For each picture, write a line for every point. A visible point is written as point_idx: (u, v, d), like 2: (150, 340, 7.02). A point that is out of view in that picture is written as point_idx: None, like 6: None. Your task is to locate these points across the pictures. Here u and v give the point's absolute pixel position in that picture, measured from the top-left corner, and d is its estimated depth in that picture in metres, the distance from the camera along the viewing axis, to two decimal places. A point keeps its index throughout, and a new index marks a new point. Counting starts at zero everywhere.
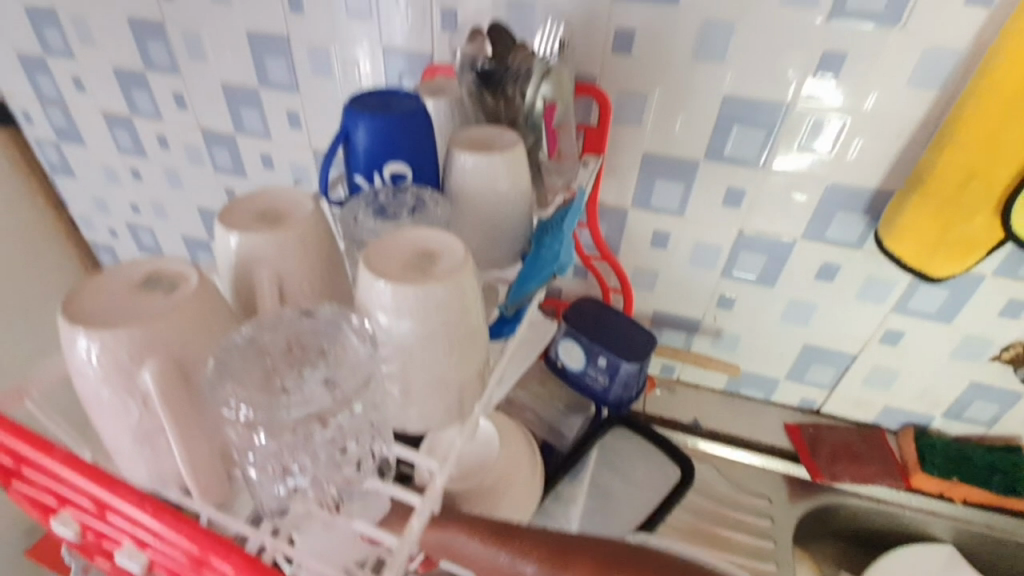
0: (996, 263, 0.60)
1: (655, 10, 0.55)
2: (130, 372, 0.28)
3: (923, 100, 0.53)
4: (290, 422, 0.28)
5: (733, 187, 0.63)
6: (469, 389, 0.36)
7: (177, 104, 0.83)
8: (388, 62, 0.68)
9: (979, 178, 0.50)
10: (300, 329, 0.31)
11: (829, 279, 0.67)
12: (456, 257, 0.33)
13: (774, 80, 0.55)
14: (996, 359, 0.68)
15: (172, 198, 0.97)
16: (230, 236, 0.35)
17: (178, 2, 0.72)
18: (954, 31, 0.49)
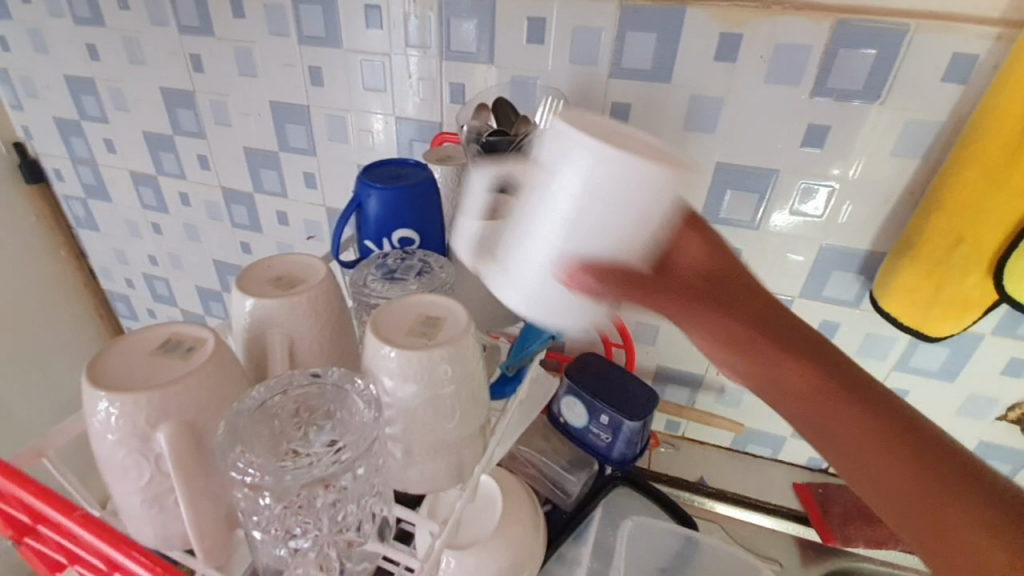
0: (993, 323, 0.61)
1: (648, 87, 0.59)
2: (145, 434, 0.29)
3: (906, 168, 0.56)
4: (293, 487, 0.28)
5: (730, 247, 0.65)
6: (470, 449, 0.37)
7: (200, 165, 0.88)
8: (400, 129, 0.73)
9: (968, 241, 0.51)
10: (308, 393, 0.32)
11: (828, 336, 0.67)
12: (459, 324, 0.35)
13: (764, 148, 0.58)
14: (1003, 419, 0.67)
15: (189, 251, 1.01)
16: (246, 300, 0.37)
17: (207, 73, 0.78)
18: (931, 107, 0.52)
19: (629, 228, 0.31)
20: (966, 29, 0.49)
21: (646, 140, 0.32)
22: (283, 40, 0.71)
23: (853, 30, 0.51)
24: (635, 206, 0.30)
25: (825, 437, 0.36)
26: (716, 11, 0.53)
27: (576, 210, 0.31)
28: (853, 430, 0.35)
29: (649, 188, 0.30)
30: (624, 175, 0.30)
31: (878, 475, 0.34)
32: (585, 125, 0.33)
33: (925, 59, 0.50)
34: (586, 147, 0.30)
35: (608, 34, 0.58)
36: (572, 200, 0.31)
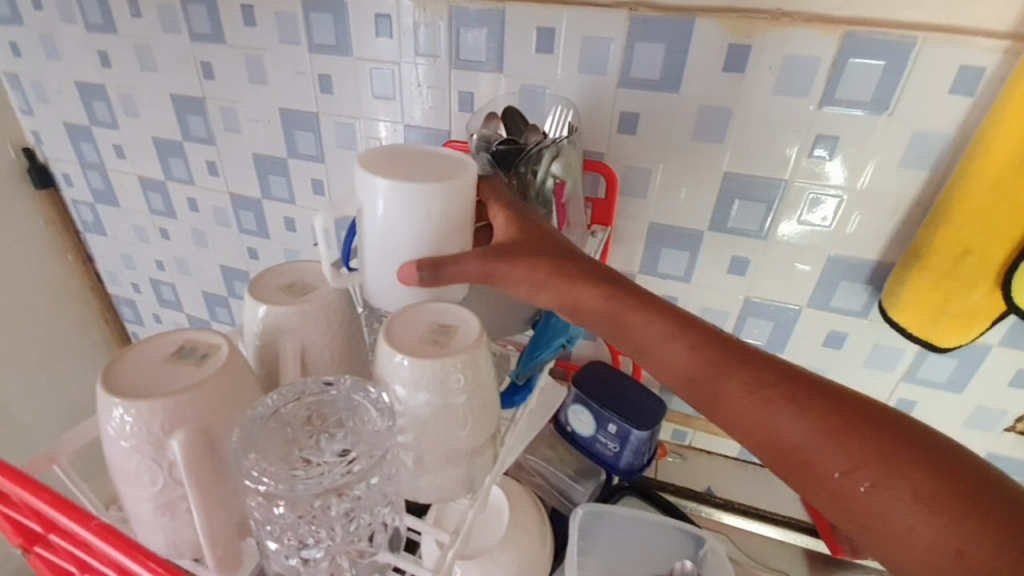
0: (1002, 334, 0.60)
1: (656, 97, 0.59)
2: (160, 441, 0.29)
3: (914, 179, 0.56)
4: (306, 496, 0.28)
5: (738, 256, 0.65)
6: (480, 458, 0.36)
7: (209, 171, 0.89)
8: (409, 136, 0.73)
9: (975, 253, 0.51)
10: (320, 401, 0.32)
11: (837, 346, 0.67)
12: (471, 333, 0.35)
13: (772, 158, 0.59)
14: (1011, 430, 0.67)
15: (196, 256, 1.02)
16: (258, 307, 0.37)
17: (218, 80, 0.79)
18: (939, 118, 0.52)
19: (437, 234, 0.40)
20: (974, 43, 0.49)
21: (442, 163, 0.42)
22: (294, 48, 0.72)
23: (860, 42, 0.51)
24: (432, 215, 0.39)
25: (785, 452, 0.38)
26: (725, 22, 0.54)
27: (393, 227, 0.39)
28: (818, 440, 0.37)
29: (442, 200, 0.39)
30: (420, 194, 0.38)
31: (874, 494, 0.35)
32: (389, 162, 0.41)
33: (933, 71, 0.51)
34: (384, 186, 0.38)
35: (617, 45, 0.58)
36: (385, 221, 0.39)
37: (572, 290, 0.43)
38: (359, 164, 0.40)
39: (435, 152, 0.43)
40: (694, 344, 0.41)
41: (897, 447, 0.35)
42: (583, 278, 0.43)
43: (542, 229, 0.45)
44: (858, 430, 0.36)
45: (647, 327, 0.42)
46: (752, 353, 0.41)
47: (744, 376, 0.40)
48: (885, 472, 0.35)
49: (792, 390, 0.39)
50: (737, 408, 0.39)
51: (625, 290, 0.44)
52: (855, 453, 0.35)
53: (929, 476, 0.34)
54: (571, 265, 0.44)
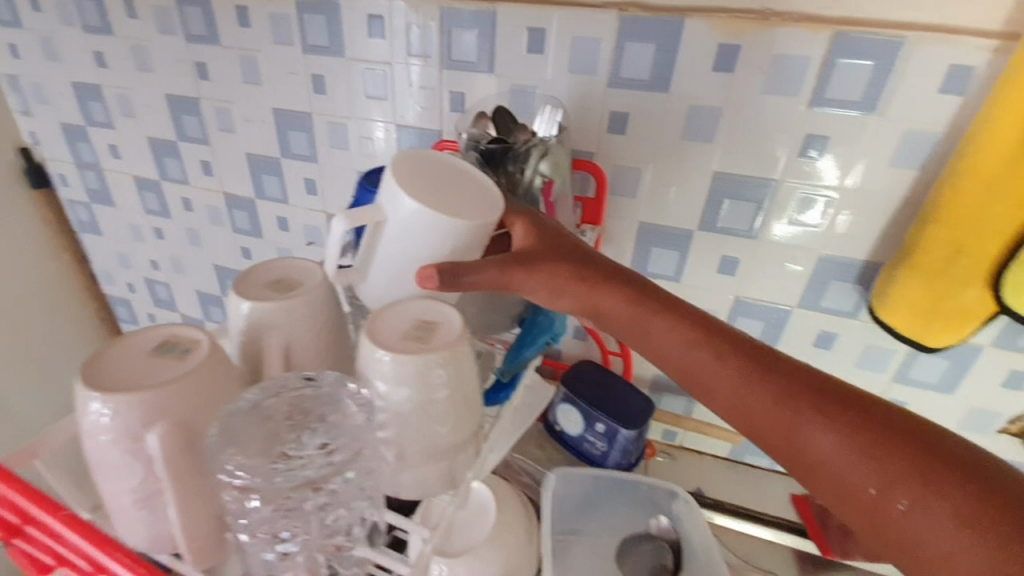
0: (992, 335, 0.60)
1: (647, 97, 0.60)
2: (138, 435, 0.29)
3: (903, 179, 0.56)
4: (283, 490, 0.29)
5: (727, 256, 0.65)
6: (461, 454, 0.37)
7: (204, 171, 0.89)
8: (401, 137, 0.74)
9: (967, 253, 0.51)
10: (302, 396, 0.32)
11: (826, 346, 0.67)
12: (454, 330, 0.35)
13: (762, 158, 0.59)
14: (1005, 432, 0.66)
15: (190, 256, 1.02)
16: (242, 303, 0.37)
17: (212, 80, 0.79)
18: (928, 118, 0.53)
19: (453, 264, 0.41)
20: (962, 42, 0.49)
21: (472, 189, 0.42)
22: (287, 49, 0.72)
23: (849, 43, 0.51)
24: (455, 247, 0.40)
25: (817, 466, 0.38)
26: (714, 23, 0.54)
27: (409, 253, 0.40)
28: (850, 454, 0.37)
29: (468, 235, 0.40)
30: (444, 227, 0.39)
31: (907, 509, 0.35)
32: (421, 178, 0.41)
33: (921, 71, 0.51)
34: (413, 207, 0.39)
35: (607, 46, 0.58)
36: (403, 247, 0.40)
37: (597, 300, 0.44)
38: (391, 174, 0.40)
39: (467, 173, 0.43)
40: (721, 354, 0.42)
41: (928, 463, 0.36)
42: (608, 287, 0.44)
43: (566, 237, 0.46)
44: (888, 444, 0.37)
45: (674, 337, 0.43)
46: (780, 363, 0.42)
47: (771, 388, 0.40)
48: (917, 489, 0.35)
49: (820, 402, 0.39)
50: (767, 419, 0.40)
51: (652, 299, 0.44)
52: (886, 467, 0.36)
53: (960, 493, 0.34)
54: (596, 275, 0.44)
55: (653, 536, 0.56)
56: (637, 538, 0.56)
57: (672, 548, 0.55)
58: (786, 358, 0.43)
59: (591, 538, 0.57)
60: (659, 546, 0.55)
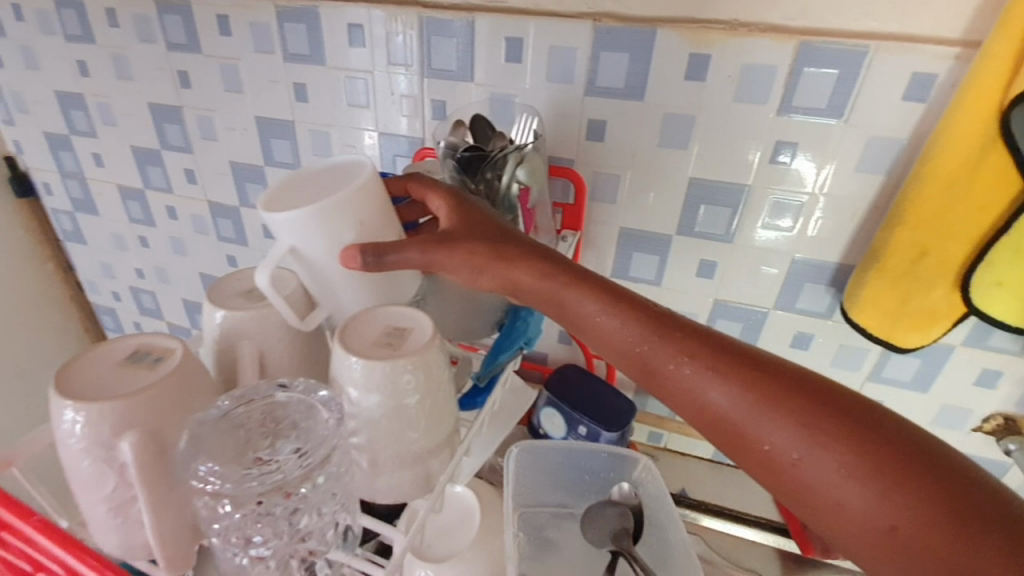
0: (963, 334, 0.62)
1: (623, 104, 0.61)
2: (110, 443, 0.30)
3: (871, 183, 0.57)
4: (256, 494, 0.29)
5: (705, 260, 0.66)
6: (436, 459, 0.37)
7: (187, 179, 0.89)
8: (384, 144, 0.74)
9: (932, 254, 0.53)
10: (274, 403, 0.33)
11: (803, 347, 0.68)
12: (424, 336, 0.35)
13: (736, 163, 0.60)
14: (978, 429, 0.68)
15: (175, 264, 1.02)
16: (217, 312, 0.38)
17: (194, 89, 0.79)
18: (893, 124, 0.54)
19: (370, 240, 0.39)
20: (926, 50, 0.51)
21: (343, 177, 0.41)
22: (269, 58, 0.72)
23: (815, 51, 0.53)
24: (364, 218, 0.38)
25: (718, 426, 0.37)
26: (686, 33, 0.55)
27: (328, 256, 0.38)
28: (751, 412, 0.36)
29: (367, 201, 0.39)
30: (334, 208, 0.37)
31: (806, 465, 0.34)
32: (294, 198, 0.40)
33: (886, 78, 0.52)
34: (292, 215, 0.37)
35: (582, 55, 0.60)
36: (318, 253, 0.38)
37: (511, 272, 0.42)
38: (262, 208, 0.38)
39: (331, 168, 0.42)
40: (635, 323, 0.40)
41: (837, 423, 0.34)
42: (522, 258, 0.42)
43: (482, 213, 0.45)
44: (789, 399, 0.35)
45: (589, 306, 0.41)
46: (695, 328, 0.40)
47: (674, 349, 0.38)
48: (817, 444, 0.34)
49: (729, 365, 0.37)
50: (671, 384, 0.38)
51: (568, 268, 0.42)
52: (787, 426, 0.35)
53: (862, 448, 0.33)
54: (510, 247, 0.43)
55: (615, 502, 0.55)
56: (601, 505, 0.56)
57: (634, 513, 0.54)
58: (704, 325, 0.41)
59: (557, 509, 0.57)
60: (622, 512, 0.55)
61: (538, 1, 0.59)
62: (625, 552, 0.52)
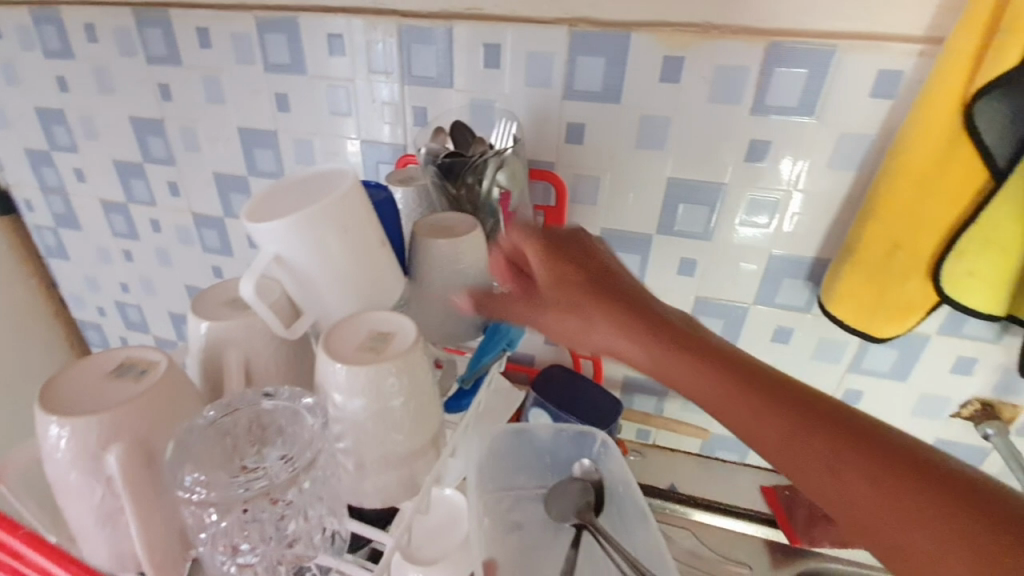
0: (938, 324, 0.63)
1: (600, 107, 0.62)
2: (96, 455, 0.30)
3: (844, 179, 0.59)
4: (241, 500, 0.29)
5: (686, 258, 0.68)
6: (422, 461, 0.38)
7: (171, 191, 0.89)
8: (367, 152, 0.75)
9: (904, 247, 0.54)
10: (260, 411, 0.34)
11: (784, 341, 0.70)
12: (407, 339, 0.36)
13: (713, 162, 0.61)
14: (957, 416, 0.69)
15: (161, 276, 1.01)
16: (201, 322, 0.38)
17: (176, 101, 0.79)
18: (862, 120, 0.56)
19: (353, 247, 0.39)
20: (891, 48, 0.52)
21: (326, 184, 0.41)
22: (250, 68, 0.73)
23: (784, 51, 0.54)
24: (347, 227, 0.39)
25: (820, 491, 0.35)
26: (660, 36, 0.57)
27: (311, 264, 0.39)
28: (859, 480, 0.33)
29: (350, 209, 0.39)
30: (319, 216, 0.37)
31: (922, 546, 0.31)
32: (277, 205, 0.40)
33: (854, 75, 0.54)
34: (274, 225, 0.37)
35: (559, 59, 0.61)
36: (300, 262, 0.38)
37: (594, 337, 0.41)
38: (244, 217, 0.39)
39: (313, 177, 0.42)
40: (719, 386, 0.38)
41: (939, 500, 0.32)
42: (603, 321, 0.41)
43: (562, 269, 0.44)
44: (900, 468, 0.33)
45: (671, 368, 0.40)
46: (792, 390, 0.38)
47: (769, 406, 0.37)
48: (931, 521, 0.31)
49: (833, 428, 0.35)
50: (767, 440, 0.36)
51: (649, 327, 0.41)
52: (899, 498, 0.32)
53: (996, 537, 0.29)
54: (591, 308, 0.42)
55: (576, 479, 0.59)
56: (564, 482, 0.59)
57: (595, 487, 0.57)
58: (807, 386, 0.39)
59: (523, 491, 0.60)
60: (584, 487, 0.58)
61: (514, 8, 0.60)
62: (588, 525, 0.55)
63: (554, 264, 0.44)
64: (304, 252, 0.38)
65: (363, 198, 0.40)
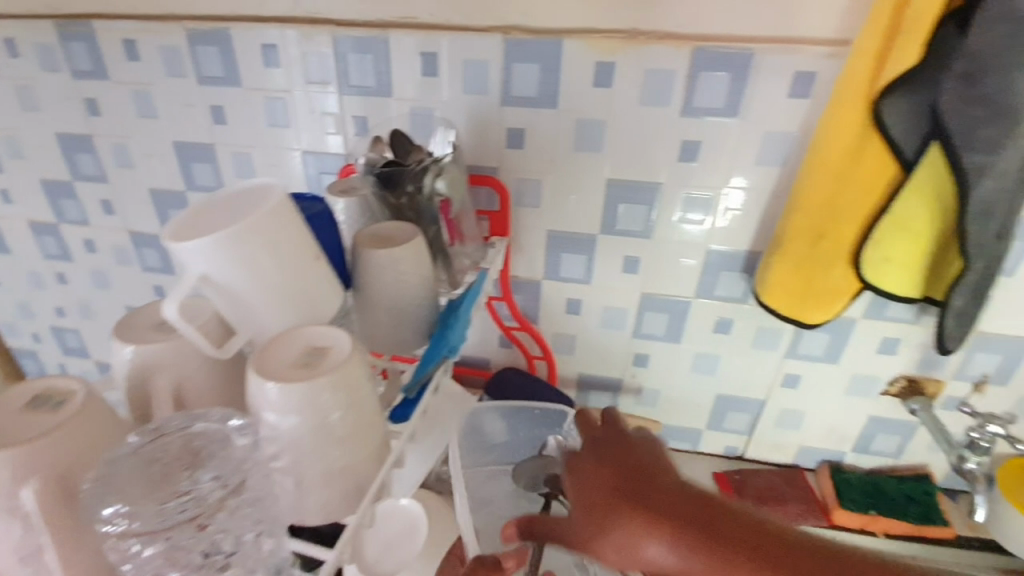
0: (862, 308, 0.67)
1: (538, 112, 0.63)
2: (9, 492, 0.29)
3: (769, 175, 0.62)
4: (168, 527, 0.29)
5: (629, 256, 0.70)
6: (364, 474, 0.37)
7: (105, 210, 0.85)
8: (309, 164, 0.74)
9: (827, 237, 0.58)
10: (191, 434, 0.33)
11: (726, 331, 0.73)
12: (342, 352, 0.36)
13: (648, 162, 0.63)
14: (887, 393, 0.73)
15: (99, 299, 0.96)
16: (126, 348, 0.37)
17: (105, 116, 0.76)
18: (782, 120, 0.59)
19: (284, 262, 0.39)
20: (803, 50, 0.55)
21: (254, 200, 0.40)
22: (182, 81, 0.71)
23: (707, 56, 0.57)
24: (276, 241, 0.38)
25: None
26: (590, 43, 0.58)
27: (239, 282, 0.38)
28: None
29: (278, 224, 0.39)
30: (247, 232, 0.37)
31: None
32: (202, 223, 0.39)
33: (772, 77, 0.57)
34: (199, 244, 0.36)
35: (495, 67, 0.62)
36: (228, 280, 0.38)
37: (639, 545, 0.37)
38: (167, 238, 0.38)
39: (241, 193, 0.41)
40: None
41: None
42: (644, 524, 0.38)
43: (596, 466, 0.42)
44: None
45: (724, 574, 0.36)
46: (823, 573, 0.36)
47: None
48: None
49: None
50: None
51: (695, 525, 0.37)
52: None
53: None
54: (633, 509, 0.38)
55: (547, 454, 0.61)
56: None
57: None
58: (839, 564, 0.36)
59: None
60: None
61: (448, 17, 0.61)
62: None
63: (580, 469, 0.42)
64: (231, 269, 0.37)
65: (292, 211, 0.40)
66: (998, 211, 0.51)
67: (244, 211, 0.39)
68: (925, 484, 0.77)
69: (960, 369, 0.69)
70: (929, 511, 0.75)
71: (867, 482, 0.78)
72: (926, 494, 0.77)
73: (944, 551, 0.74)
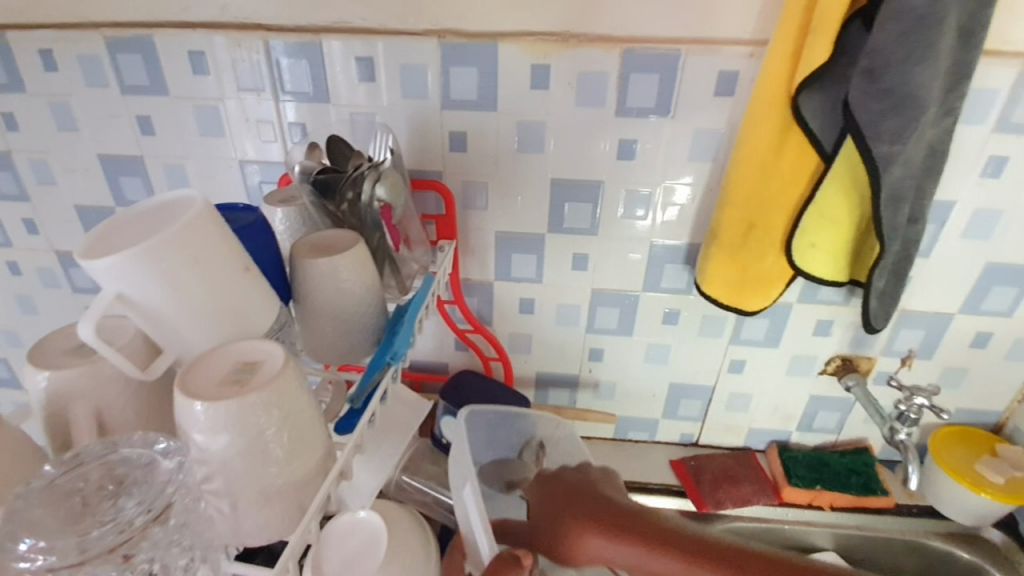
0: (797, 292, 0.70)
1: (478, 115, 0.63)
2: None
3: (703, 170, 0.64)
4: (90, 559, 0.28)
5: (578, 254, 0.71)
6: (307, 486, 0.37)
7: (28, 230, 0.80)
8: (247, 174, 0.71)
9: (758, 227, 0.60)
10: (114, 462, 0.32)
11: (673, 322, 0.75)
12: (275, 365, 0.35)
13: (590, 161, 0.64)
14: (824, 372, 0.77)
15: (25, 324, 0.90)
16: (38, 375, 0.35)
17: (21, 130, 0.71)
18: (712, 116, 0.61)
19: (209, 277, 0.38)
20: (726, 51, 0.58)
21: (170, 214, 0.39)
22: (103, 91, 0.67)
23: (639, 56, 0.58)
24: (198, 255, 0.37)
25: None
26: (525, 45, 0.59)
27: (160, 299, 0.36)
28: None
29: (200, 237, 0.37)
30: (166, 248, 0.36)
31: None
32: (117, 239, 0.37)
33: (698, 77, 0.59)
34: (112, 261, 0.35)
35: (432, 70, 0.61)
36: (148, 298, 0.36)
37: (587, 543, 0.46)
38: (79, 255, 0.36)
39: (160, 206, 0.40)
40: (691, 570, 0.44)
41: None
42: (591, 526, 0.46)
43: (553, 484, 0.51)
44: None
45: (650, 555, 0.45)
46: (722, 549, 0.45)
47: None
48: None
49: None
50: None
51: (631, 524, 0.46)
52: None
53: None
54: (585, 516, 0.47)
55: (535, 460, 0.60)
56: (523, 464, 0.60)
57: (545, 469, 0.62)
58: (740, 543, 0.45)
59: None
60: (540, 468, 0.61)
61: (382, 21, 0.60)
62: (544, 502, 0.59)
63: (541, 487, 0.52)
64: (150, 286, 0.36)
65: (215, 224, 0.38)
66: (907, 197, 0.55)
67: (163, 225, 0.37)
68: (865, 456, 0.82)
69: (889, 346, 0.74)
70: (870, 480, 0.80)
71: (812, 458, 0.82)
72: (867, 465, 0.81)
73: (885, 519, 0.79)
